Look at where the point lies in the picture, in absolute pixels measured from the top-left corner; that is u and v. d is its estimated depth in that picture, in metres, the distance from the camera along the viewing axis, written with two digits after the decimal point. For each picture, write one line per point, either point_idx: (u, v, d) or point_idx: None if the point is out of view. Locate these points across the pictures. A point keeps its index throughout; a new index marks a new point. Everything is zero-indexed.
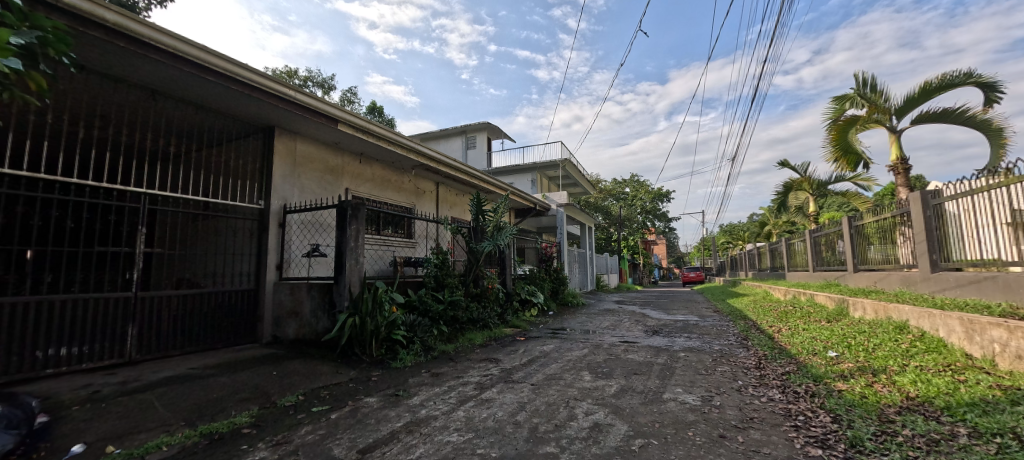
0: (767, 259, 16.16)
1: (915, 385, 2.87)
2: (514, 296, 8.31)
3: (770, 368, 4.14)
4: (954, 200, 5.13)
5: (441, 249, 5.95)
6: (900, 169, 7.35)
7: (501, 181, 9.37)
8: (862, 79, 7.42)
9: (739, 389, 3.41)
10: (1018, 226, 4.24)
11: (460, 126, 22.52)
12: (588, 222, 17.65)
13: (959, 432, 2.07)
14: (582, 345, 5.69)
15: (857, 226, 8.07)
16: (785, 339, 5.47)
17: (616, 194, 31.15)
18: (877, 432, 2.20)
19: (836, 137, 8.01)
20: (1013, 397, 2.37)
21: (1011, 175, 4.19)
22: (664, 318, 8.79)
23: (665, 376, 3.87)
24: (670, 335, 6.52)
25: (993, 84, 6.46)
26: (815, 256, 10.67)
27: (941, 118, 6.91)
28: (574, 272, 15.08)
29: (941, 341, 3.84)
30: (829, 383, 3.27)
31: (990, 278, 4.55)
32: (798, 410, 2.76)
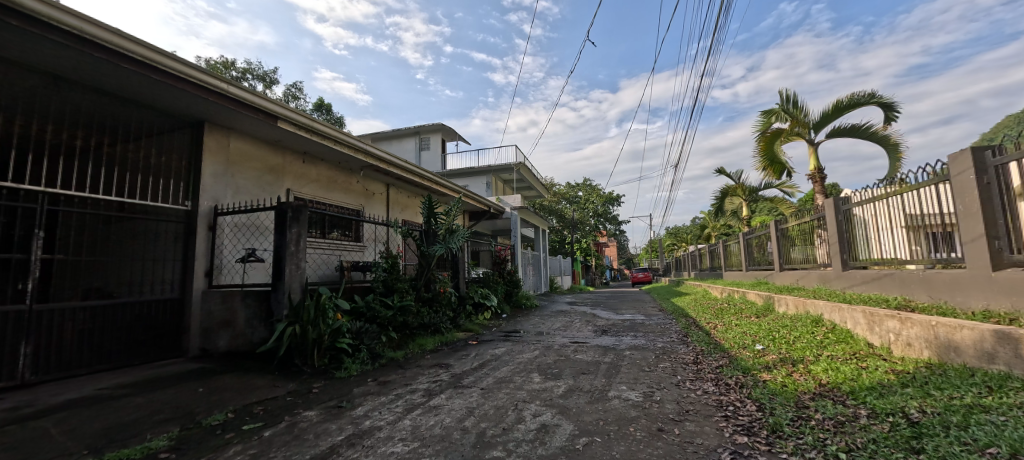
0: (707, 260, 17.27)
1: (826, 373, 3.20)
2: (468, 300, 8.25)
3: (706, 363, 4.42)
4: (860, 206, 5.76)
5: (391, 253, 5.77)
6: (817, 177, 8.16)
7: (454, 184, 9.27)
8: (786, 96, 8.17)
9: (677, 383, 3.61)
10: (909, 229, 4.85)
11: (414, 126, 22.07)
12: (542, 224, 17.96)
13: (860, 413, 2.32)
14: (533, 347, 5.76)
15: (782, 229, 8.85)
16: (720, 334, 5.87)
17: (569, 198, 31.96)
18: (794, 417, 2.42)
19: (764, 148, 8.75)
20: (903, 380, 2.71)
21: (904, 184, 4.78)
22: (614, 318, 9.13)
23: (611, 374, 4.01)
24: (618, 334, 6.78)
25: (891, 104, 7.37)
26: (747, 257, 11.56)
27: (850, 133, 7.76)
28: (528, 275, 15.24)
29: (849, 332, 4.31)
30: (755, 374, 3.55)
31: (888, 275, 5.18)
32: (728, 400, 2.97)
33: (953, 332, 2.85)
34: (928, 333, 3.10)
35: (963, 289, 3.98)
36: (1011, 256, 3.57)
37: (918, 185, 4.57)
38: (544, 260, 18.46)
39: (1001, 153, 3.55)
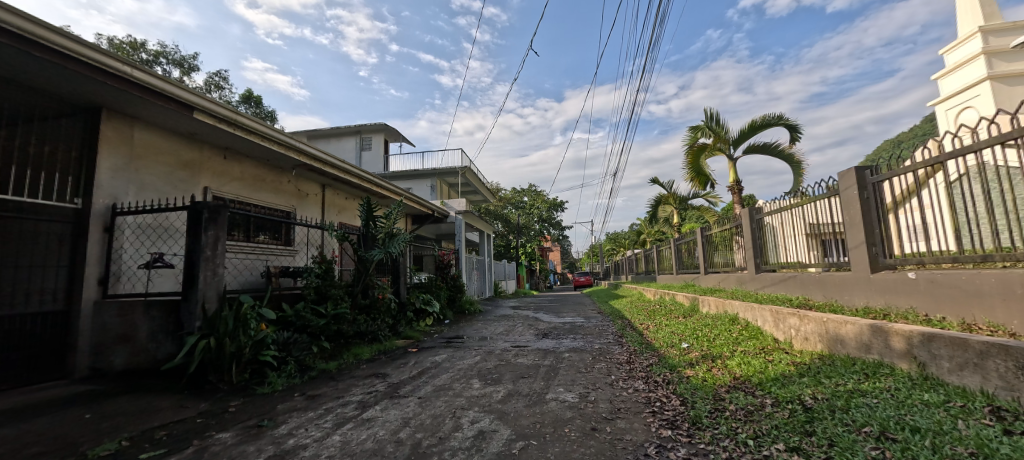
0: (642, 264, 18.25)
1: (739, 367, 3.52)
2: (409, 306, 8.00)
3: (638, 362, 4.66)
4: (770, 215, 6.43)
5: (325, 258, 5.44)
6: (735, 189, 8.99)
7: (396, 186, 8.97)
8: (710, 114, 8.93)
9: (611, 383, 3.77)
10: (808, 236, 5.49)
11: (354, 125, 21.10)
12: (487, 229, 17.96)
13: (766, 402, 2.58)
14: (474, 353, 5.71)
15: (707, 235, 9.62)
16: (651, 334, 6.24)
17: (514, 203, 32.34)
18: (712, 409, 2.63)
19: (691, 161, 9.48)
20: (800, 371, 3.06)
21: (805, 197, 5.42)
22: (555, 321, 9.34)
23: (549, 377, 4.09)
24: (558, 337, 6.94)
25: (796, 126, 8.34)
26: (677, 261, 12.40)
27: (763, 150, 8.66)
28: (472, 279, 15.14)
29: (759, 329, 4.78)
30: (681, 370, 3.81)
31: (792, 277, 5.82)
32: (656, 397, 3.15)
33: (839, 327, 3.27)
34: (819, 328, 3.53)
35: (848, 288, 4.58)
36: (884, 260, 4.17)
37: (815, 198, 5.20)
38: (488, 265, 18.43)
39: (877, 171, 4.14)
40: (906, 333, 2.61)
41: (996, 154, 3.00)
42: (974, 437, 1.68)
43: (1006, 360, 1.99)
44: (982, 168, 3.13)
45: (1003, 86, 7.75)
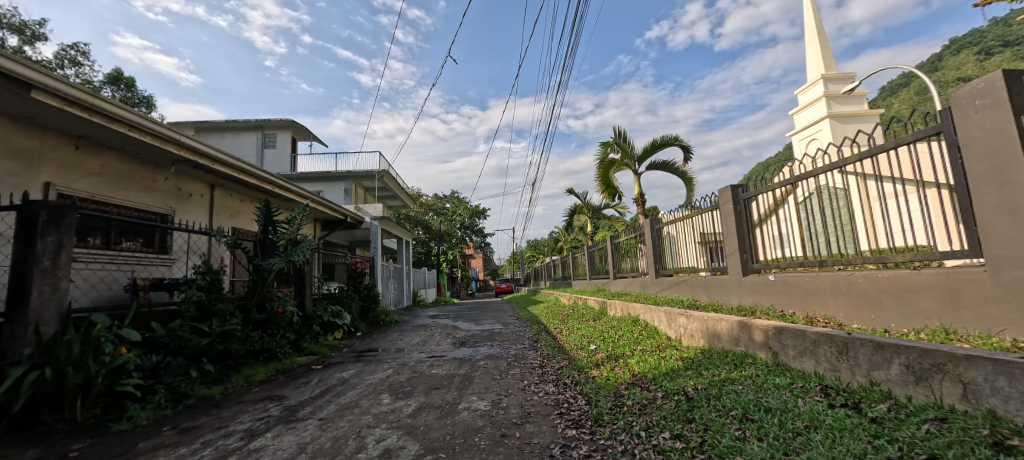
0: (559, 270, 19.01)
1: (637, 364, 3.84)
2: (315, 319, 7.37)
3: (550, 366, 4.84)
4: (667, 225, 7.16)
5: (210, 268, 4.77)
6: (640, 201, 9.86)
7: (303, 189, 8.24)
8: (618, 131, 9.71)
9: (523, 387, 3.86)
10: (697, 244, 6.21)
11: (255, 119, 19.04)
12: (406, 236, 17.35)
13: (657, 395, 2.85)
14: (387, 366, 5.45)
15: (616, 243, 10.39)
16: (564, 338, 6.54)
17: (436, 209, 31.71)
18: (612, 406, 2.83)
19: (601, 174, 10.19)
20: (686, 364, 3.43)
21: (694, 209, 6.15)
22: (474, 329, 9.30)
23: (463, 386, 4.05)
24: (475, 345, 6.92)
25: (688, 147, 9.43)
26: (591, 267, 13.15)
27: (662, 166, 9.64)
28: (388, 288, 14.46)
29: (655, 329, 5.27)
30: (588, 371, 4.04)
31: (684, 281, 6.52)
32: (564, 398, 3.30)
33: (716, 323, 3.73)
34: (701, 325, 4.00)
35: (726, 290, 5.27)
36: (752, 265, 4.87)
37: (702, 210, 5.91)
38: (407, 273, 17.76)
39: (747, 189, 4.85)
40: (765, 327, 3.07)
41: (828, 179, 3.69)
42: (810, 412, 2.03)
43: (831, 346, 2.45)
44: (819, 189, 3.83)
45: (839, 124, 9.57)
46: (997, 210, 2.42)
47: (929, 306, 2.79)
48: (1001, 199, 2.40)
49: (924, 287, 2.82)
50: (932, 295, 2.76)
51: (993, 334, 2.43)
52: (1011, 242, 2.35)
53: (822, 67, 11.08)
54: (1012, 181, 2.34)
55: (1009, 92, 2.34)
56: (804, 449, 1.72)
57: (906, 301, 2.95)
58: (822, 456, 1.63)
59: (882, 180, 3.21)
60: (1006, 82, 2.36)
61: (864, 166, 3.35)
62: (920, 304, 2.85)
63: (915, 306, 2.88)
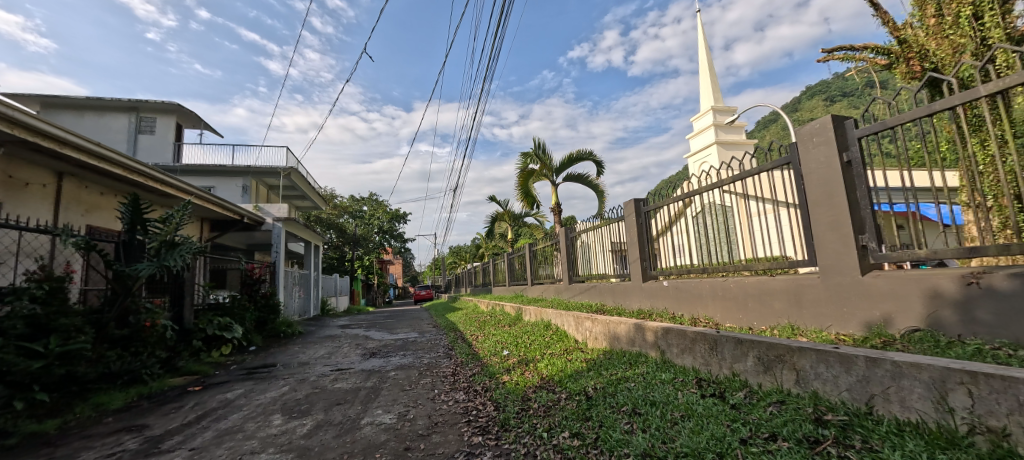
0: (480, 277, 19.02)
1: (545, 367, 3.99)
2: (195, 334, 6.43)
3: (463, 373, 4.79)
4: (580, 234, 7.59)
5: (50, 274, 3.91)
6: (557, 210, 10.30)
7: (187, 183, 7.18)
8: (538, 143, 10.07)
9: (432, 397, 3.77)
10: (605, 253, 6.66)
11: (129, 99, 16.26)
12: (315, 239, 16.05)
13: (561, 396, 2.99)
14: (282, 383, 4.93)
15: (534, 250, 10.73)
16: (479, 344, 6.54)
17: (352, 212, 29.80)
18: (519, 409, 2.90)
19: (521, 183, 10.48)
20: (589, 365, 3.65)
21: (604, 220, 6.60)
22: (386, 338, 8.87)
23: (368, 400, 3.81)
24: (386, 355, 6.59)
25: (600, 162, 10.13)
26: (510, 274, 13.38)
27: (577, 179, 10.21)
28: (291, 296, 13.21)
29: (565, 332, 5.53)
30: (498, 376, 4.09)
31: (594, 287, 6.95)
32: (473, 405, 3.29)
33: (617, 326, 4.03)
34: (604, 328, 4.29)
35: (629, 294, 5.72)
36: (651, 272, 5.36)
37: (611, 221, 6.36)
38: (315, 279, 16.40)
39: (647, 202, 5.31)
40: (656, 328, 3.38)
41: (710, 197, 4.21)
42: (685, 403, 2.28)
43: (705, 343, 2.78)
44: (703, 205, 4.36)
45: (724, 149, 10.99)
46: (827, 228, 2.98)
47: (780, 306, 3.32)
48: (829, 219, 2.95)
49: (776, 291, 3.36)
50: (783, 297, 3.30)
51: (823, 329, 2.97)
52: (835, 254, 2.90)
53: (713, 99, 12.64)
54: (837, 205, 2.89)
55: (835, 133, 2.90)
56: (676, 437, 1.94)
57: (764, 303, 3.48)
58: (689, 441, 1.84)
59: (749, 199, 3.74)
60: (834, 125, 2.91)
61: (737, 186, 3.88)
62: (774, 305, 3.38)
63: (771, 306, 3.40)
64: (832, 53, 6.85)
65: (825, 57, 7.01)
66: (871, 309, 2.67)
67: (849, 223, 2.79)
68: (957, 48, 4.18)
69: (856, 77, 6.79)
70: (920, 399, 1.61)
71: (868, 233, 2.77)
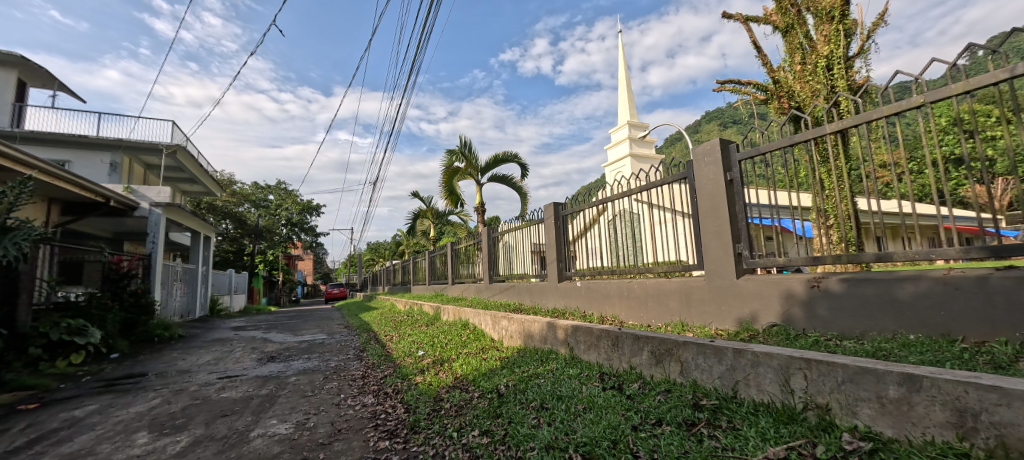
0: (399, 275, 18.32)
1: (460, 367, 3.97)
2: (33, 340, 5.27)
3: (373, 376, 4.57)
4: (503, 234, 7.69)
5: None
6: (480, 210, 10.33)
7: (32, 155, 5.81)
8: (464, 141, 10.00)
9: (337, 402, 3.53)
10: (525, 253, 6.83)
11: None
12: (206, 230, 14.14)
13: (474, 395, 3.00)
14: (152, 395, 4.25)
15: (456, 249, 10.63)
16: (392, 345, 6.29)
17: (255, 200, 26.84)
18: (430, 410, 2.85)
19: (446, 180, 10.32)
20: (503, 363, 3.72)
21: (525, 221, 6.76)
22: (288, 341, 8.12)
23: (260, 410, 3.44)
24: (287, 359, 6.04)
25: (524, 165, 10.38)
26: (430, 272, 13.09)
27: (502, 179, 10.35)
28: (172, 294, 11.49)
29: (482, 331, 5.56)
30: (411, 378, 3.96)
31: (513, 286, 7.10)
32: (382, 409, 3.17)
33: (531, 324, 4.16)
34: (519, 327, 4.39)
35: (545, 294, 5.95)
36: (566, 272, 5.63)
37: (531, 222, 6.55)
38: (203, 274, 14.45)
39: (566, 207, 5.56)
40: (566, 326, 3.55)
41: (620, 203, 4.54)
42: (588, 396, 2.43)
43: (608, 339, 2.99)
44: (614, 212, 4.67)
45: (636, 161, 11.94)
46: (712, 237, 3.39)
47: (674, 305, 3.71)
48: (714, 229, 3.36)
49: (671, 292, 3.74)
50: (677, 297, 3.68)
51: (706, 325, 3.37)
52: (717, 259, 3.32)
53: (629, 115, 13.69)
54: (721, 217, 3.30)
55: (722, 155, 3.32)
56: (578, 427, 2.06)
57: (661, 302, 3.85)
58: (588, 431, 1.97)
59: (653, 208, 4.11)
60: (721, 147, 3.32)
61: (643, 196, 4.23)
62: (669, 304, 3.76)
63: (666, 304, 3.79)
64: (724, 84, 7.81)
65: (720, 87, 7.97)
66: (742, 307, 3.10)
67: (729, 233, 3.21)
68: (815, 92, 5.04)
69: (742, 107, 7.83)
70: (770, 383, 1.91)
71: (743, 242, 3.21)
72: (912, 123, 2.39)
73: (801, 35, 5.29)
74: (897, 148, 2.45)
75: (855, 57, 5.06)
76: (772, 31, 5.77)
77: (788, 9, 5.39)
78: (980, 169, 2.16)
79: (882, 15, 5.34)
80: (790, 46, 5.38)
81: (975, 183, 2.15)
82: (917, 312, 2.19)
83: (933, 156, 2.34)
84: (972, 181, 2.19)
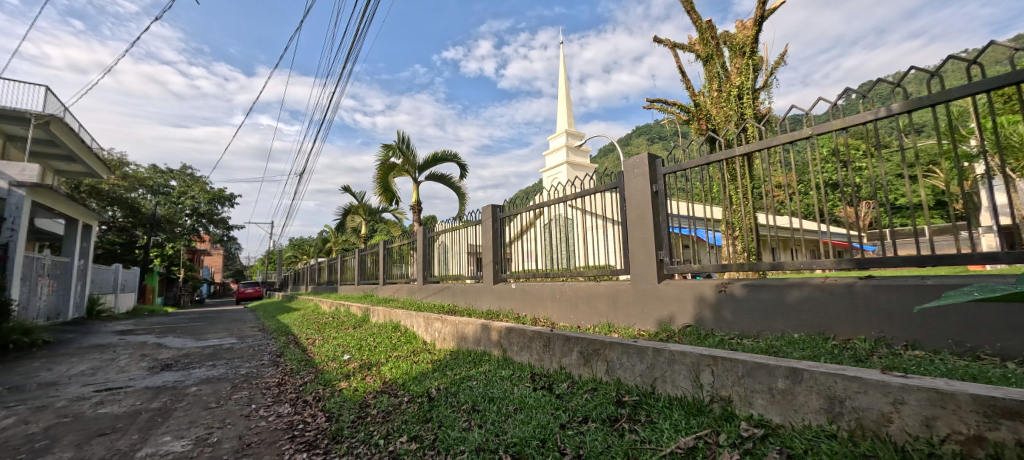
0: (325, 274, 17.24)
1: (389, 371, 3.84)
2: None
3: (291, 383, 4.24)
4: (439, 234, 7.56)
5: None
6: (416, 209, 10.06)
7: None
8: (401, 137, 9.68)
9: (247, 414, 3.22)
10: (462, 254, 6.78)
11: None
12: (87, 217, 12.15)
13: (403, 400, 2.92)
14: (3, 415, 3.54)
15: (388, 247, 10.26)
16: (315, 349, 5.89)
17: (154, 187, 23.65)
18: (355, 418, 2.72)
19: (380, 176, 9.91)
20: (434, 366, 3.66)
21: (462, 222, 6.71)
22: (189, 346, 7.25)
23: (149, 426, 3.02)
24: (186, 368, 5.38)
25: (463, 165, 10.30)
26: (360, 272, 12.48)
27: (440, 179, 10.18)
28: (37, 292, 9.72)
29: (413, 334, 5.42)
30: (335, 384, 3.74)
31: (447, 287, 7.01)
32: (300, 419, 2.97)
33: (464, 326, 4.14)
34: (452, 328, 4.35)
35: (479, 296, 5.95)
36: (501, 275, 5.68)
37: (468, 223, 6.52)
38: (81, 270, 12.41)
39: (503, 209, 5.62)
40: (500, 328, 3.59)
41: (555, 209, 4.69)
42: (519, 396, 2.47)
43: (541, 341, 3.07)
44: (550, 217, 4.80)
45: (572, 169, 12.43)
46: (638, 244, 3.62)
47: (602, 307, 3.91)
48: (640, 236, 3.60)
49: (600, 294, 3.94)
50: (605, 299, 3.89)
51: (630, 325, 3.60)
52: (642, 264, 3.56)
53: (567, 123, 14.21)
54: (646, 225, 3.55)
55: (648, 168, 3.58)
56: (508, 428, 2.09)
57: (590, 304, 4.05)
58: (518, 431, 2.01)
59: (586, 214, 4.30)
60: (648, 161, 3.58)
61: (578, 202, 4.41)
62: (598, 306, 3.96)
63: (595, 307, 3.98)
64: (653, 103, 8.42)
65: (649, 105, 8.58)
66: (662, 309, 3.36)
67: (653, 241, 3.47)
68: (727, 117, 5.62)
69: (668, 125, 8.51)
70: (683, 379, 2.10)
71: (664, 249, 3.48)
72: (802, 152, 2.77)
73: (719, 65, 5.88)
74: (791, 171, 2.81)
75: (761, 89, 5.74)
76: (695, 58, 6.34)
77: (709, 40, 5.97)
78: (850, 193, 2.55)
79: (783, 56, 6.12)
80: (710, 73, 5.95)
81: (847, 205, 2.54)
82: (801, 314, 2.54)
83: (817, 181, 2.73)
84: (844, 203, 2.59)
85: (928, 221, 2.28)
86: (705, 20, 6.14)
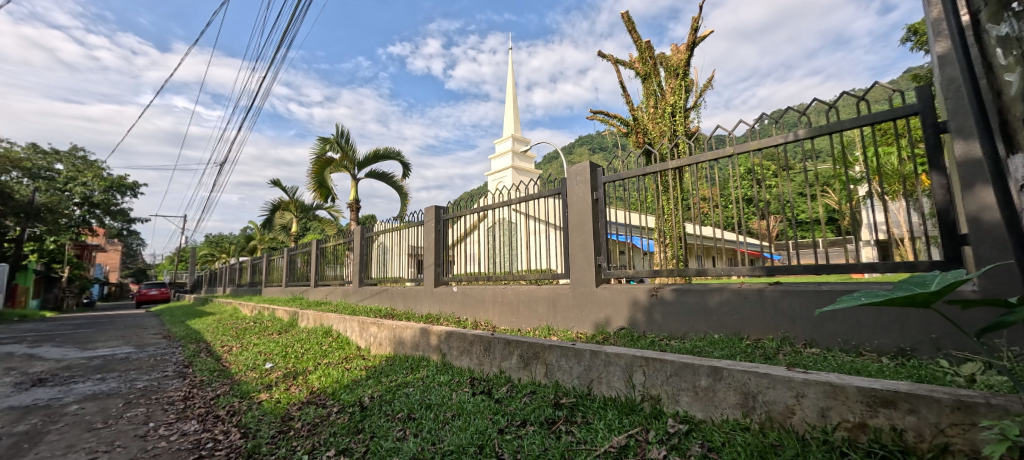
0: (246, 274, 15.80)
1: (317, 379, 3.58)
2: None
3: (200, 397, 3.80)
4: (379, 235, 7.24)
5: None
6: (354, 207, 9.57)
7: None
8: (340, 131, 9.18)
9: (142, 434, 2.83)
10: (402, 256, 6.54)
11: None
12: None
13: (332, 410, 2.73)
14: None
15: (320, 247, 9.64)
16: (231, 357, 5.34)
17: (32, 170, 20.21)
18: (275, 433, 2.50)
19: (315, 170, 9.30)
20: (367, 373, 3.48)
21: (404, 222, 6.49)
22: (72, 357, 6.25)
23: (11, 455, 2.54)
24: (66, 382, 4.62)
25: (405, 163, 9.98)
26: (288, 272, 11.60)
27: (381, 176, 9.79)
28: None
29: (346, 339, 5.12)
30: (253, 396, 3.40)
31: (385, 290, 6.73)
32: (210, 436, 2.67)
33: (402, 331, 3.99)
34: (389, 333, 4.17)
35: (419, 299, 5.78)
36: (443, 278, 5.56)
37: (410, 224, 6.32)
38: None
39: (447, 211, 5.52)
40: (439, 332, 3.50)
41: (499, 212, 4.70)
42: (457, 402, 2.42)
43: (481, 344, 3.05)
44: (494, 221, 4.79)
45: (516, 174, 12.58)
46: (577, 248, 3.73)
47: (542, 310, 3.97)
48: (580, 241, 3.72)
49: (540, 298, 4.01)
50: (545, 303, 3.95)
51: (568, 328, 3.69)
52: (581, 269, 3.67)
53: (513, 129, 14.37)
54: (586, 231, 3.67)
55: (589, 176, 3.71)
56: (445, 436, 2.04)
57: (530, 308, 4.10)
58: (455, 439, 1.96)
59: (530, 219, 4.36)
60: (590, 170, 3.71)
61: (522, 207, 4.46)
62: (537, 309, 4.01)
63: (536, 311, 4.04)
64: (595, 114, 8.77)
65: (592, 116, 8.94)
66: (598, 312, 3.48)
67: (592, 246, 3.59)
68: (662, 132, 5.99)
69: (608, 137, 8.90)
70: (617, 379, 2.18)
71: (602, 254, 3.62)
72: (725, 168, 3.03)
73: (655, 83, 6.27)
74: (715, 186, 3.06)
75: (691, 109, 6.22)
76: (634, 75, 6.70)
77: (647, 60, 6.36)
78: (763, 208, 2.83)
79: (711, 81, 6.69)
80: (647, 90, 6.32)
81: (761, 218, 2.82)
82: (721, 316, 2.76)
83: (737, 195, 2.99)
84: (758, 216, 2.87)
85: (824, 234, 2.59)
86: (645, 41, 6.53)
